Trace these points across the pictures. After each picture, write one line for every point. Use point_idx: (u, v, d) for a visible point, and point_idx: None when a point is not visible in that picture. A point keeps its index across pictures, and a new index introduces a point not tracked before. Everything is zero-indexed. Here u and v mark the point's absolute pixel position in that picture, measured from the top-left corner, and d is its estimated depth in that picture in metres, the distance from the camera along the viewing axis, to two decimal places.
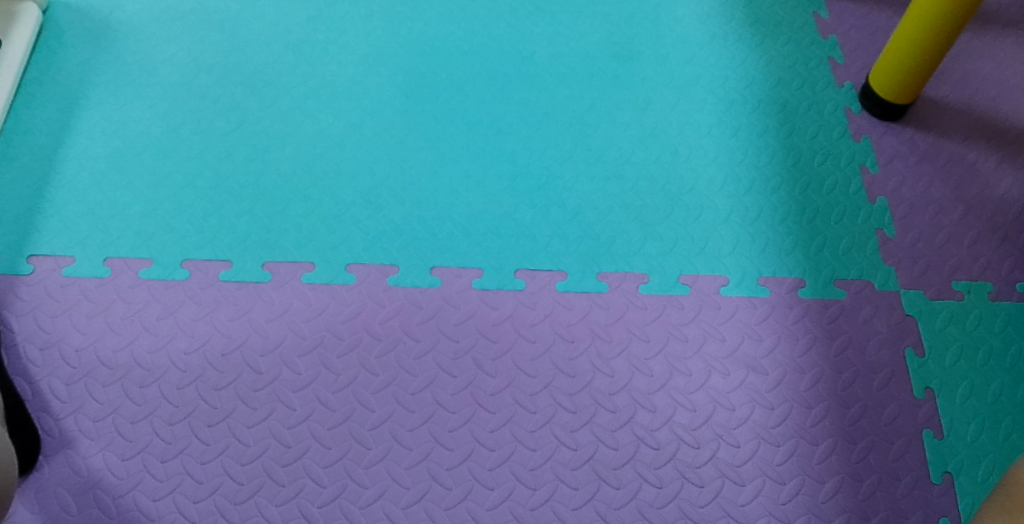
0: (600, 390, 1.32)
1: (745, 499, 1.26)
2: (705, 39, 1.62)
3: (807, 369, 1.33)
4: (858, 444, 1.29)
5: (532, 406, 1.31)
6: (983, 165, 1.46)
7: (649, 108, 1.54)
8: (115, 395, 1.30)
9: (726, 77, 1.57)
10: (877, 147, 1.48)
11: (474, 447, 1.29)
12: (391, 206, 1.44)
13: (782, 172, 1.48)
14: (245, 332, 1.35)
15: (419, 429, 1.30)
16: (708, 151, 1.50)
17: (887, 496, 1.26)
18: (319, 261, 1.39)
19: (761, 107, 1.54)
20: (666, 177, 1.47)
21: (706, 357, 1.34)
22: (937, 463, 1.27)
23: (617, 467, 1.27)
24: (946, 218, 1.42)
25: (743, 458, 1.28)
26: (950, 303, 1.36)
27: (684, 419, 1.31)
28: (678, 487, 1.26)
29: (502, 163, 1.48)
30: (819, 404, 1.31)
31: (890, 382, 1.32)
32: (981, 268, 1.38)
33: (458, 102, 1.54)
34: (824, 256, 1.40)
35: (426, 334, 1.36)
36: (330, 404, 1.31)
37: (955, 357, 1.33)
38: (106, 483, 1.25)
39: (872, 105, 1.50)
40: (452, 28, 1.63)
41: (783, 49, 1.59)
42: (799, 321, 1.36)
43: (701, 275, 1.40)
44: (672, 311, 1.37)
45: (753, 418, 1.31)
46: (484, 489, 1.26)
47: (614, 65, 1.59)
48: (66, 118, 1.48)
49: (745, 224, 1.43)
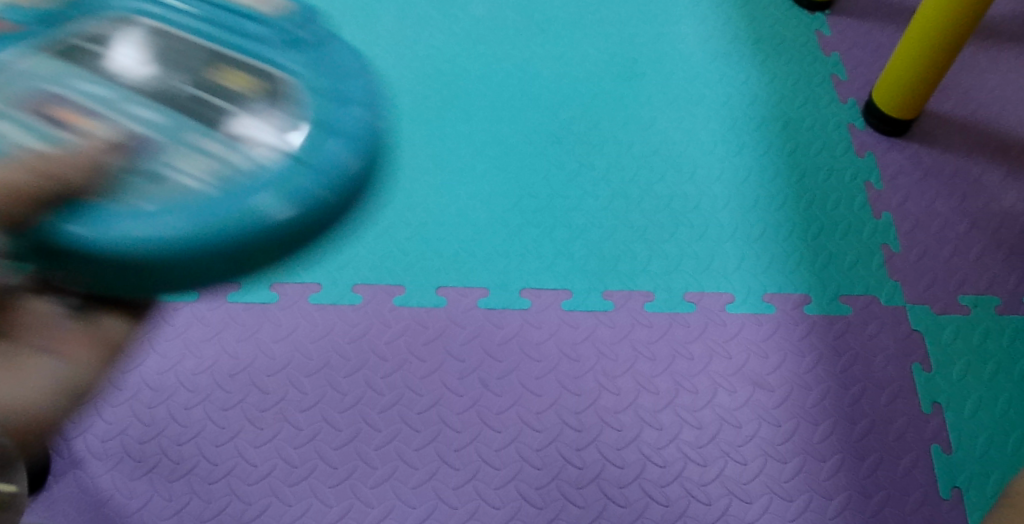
0: (607, 408, 1.18)
1: (754, 516, 1.12)
2: (710, 57, 1.49)
3: (813, 386, 1.20)
4: (865, 459, 1.16)
5: (497, 425, 1.16)
6: (990, 179, 1.38)
7: (654, 127, 1.40)
8: (123, 416, 1.15)
9: (731, 93, 1.45)
10: (881, 163, 1.39)
11: (439, 467, 1.13)
12: (398, 226, 1.28)
13: (790, 185, 1.35)
14: (252, 354, 1.19)
15: (425, 449, 1.14)
16: (713, 169, 1.36)
17: (896, 513, 1.13)
18: (325, 281, 1.24)
19: (768, 122, 1.42)
20: (673, 196, 1.33)
21: (712, 374, 1.20)
22: (946, 478, 1.15)
23: (624, 485, 1.13)
24: (952, 232, 1.33)
25: (751, 475, 1.14)
26: (956, 318, 1.25)
27: (690, 436, 1.16)
28: (685, 505, 1.12)
29: (513, 188, 1.32)
30: (827, 420, 1.18)
31: (897, 398, 1.19)
32: (988, 283, 1.28)
33: (455, 124, 1.38)
34: (829, 273, 1.28)
35: (394, 353, 1.20)
36: (298, 423, 1.15)
37: (964, 372, 1.21)
38: (114, 504, 1.10)
39: (876, 122, 1.41)
40: (459, 46, 1.47)
41: (784, 67, 1.48)
42: (806, 338, 1.23)
43: (707, 292, 1.26)
44: (678, 329, 1.23)
45: (759, 435, 1.17)
46: (490, 508, 1.11)
47: (619, 85, 1.44)
48: None
49: (750, 242, 1.30)
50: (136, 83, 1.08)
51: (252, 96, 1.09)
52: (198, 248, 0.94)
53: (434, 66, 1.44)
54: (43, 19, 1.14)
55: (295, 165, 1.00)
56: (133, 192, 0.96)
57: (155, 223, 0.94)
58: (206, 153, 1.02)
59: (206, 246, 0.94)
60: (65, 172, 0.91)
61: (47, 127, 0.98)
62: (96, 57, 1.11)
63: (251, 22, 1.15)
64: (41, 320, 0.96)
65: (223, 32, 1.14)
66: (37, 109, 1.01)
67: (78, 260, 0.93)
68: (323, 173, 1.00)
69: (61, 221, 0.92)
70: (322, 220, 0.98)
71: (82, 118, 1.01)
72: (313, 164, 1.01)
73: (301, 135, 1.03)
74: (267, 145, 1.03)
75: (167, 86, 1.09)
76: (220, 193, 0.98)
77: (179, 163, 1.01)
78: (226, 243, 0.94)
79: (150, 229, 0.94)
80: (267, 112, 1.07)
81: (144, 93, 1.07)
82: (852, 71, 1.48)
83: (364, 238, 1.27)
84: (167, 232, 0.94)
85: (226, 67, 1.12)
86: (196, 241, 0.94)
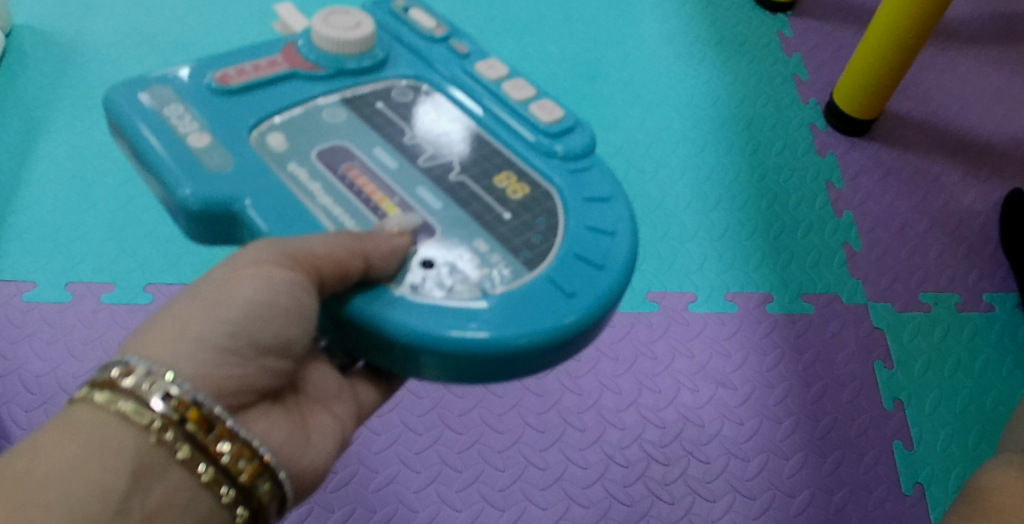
0: (569, 408, 1.17)
1: (718, 515, 1.11)
2: (672, 58, 1.49)
3: (775, 384, 1.20)
4: (828, 457, 1.15)
5: (459, 426, 1.15)
6: (949, 178, 1.39)
7: (616, 127, 1.39)
8: None
9: (693, 93, 1.45)
10: (842, 162, 1.39)
11: (399, 470, 1.12)
12: None
13: (752, 185, 1.36)
14: None
15: (385, 452, 1.13)
16: (676, 168, 1.36)
17: (859, 510, 1.13)
18: None
19: (730, 122, 1.42)
20: (635, 196, 1.33)
21: (675, 373, 1.20)
22: (908, 475, 1.15)
23: (587, 485, 1.12)
24: (912, 230, 1.34)
25: (714, 474, 1.14)
26: (917, 315, 1.26)
27: (653, 436, 1.16)
28: (648, 505, 1.11)
29: None
30: (789, 417, 1.18)
31: (859, 396, 1.20)
32: (948, 281, 1.29)
33: None
34: (791, 271, 1.28)
35: None
36: None
37: (925, 369, 1.22)
38: None
39: (836, 121, 1.42)
40: None
41: (746, 68, 1.49)
42: (768, 336, 1.23)
43: (669, 291, 1.25)
44: (641, 328, 1.23)
45: (723, 433, 1.16)
46: (452, 511, 1.10)
47: (582, 84, 1.43)
48: (26, 141, 1.31)
49: (713, 241, 1.30)
50: (412, 147, 0.91)
51: (517, 201, 0.88)
52: (466, 351, 0.77)
53: None
54: (342, 66, 0.94)
55: (560, 277, 0.81)
56: (417, 281, 0.80)
57: (425, 310, 0.78)
58: (481, 237, 0.85)
59: (494, 353, 0.77)
60: (372, 252, 0.77)
61: (360, 207, 0.86)
62: (381, 115, 0.93)
63: (534, 127, 0.92)
64: (323, 385, 0.84)
65: (513, 125, 0.93)
66: (331, 166, 0.88)
67: (346, 329, 0.79)
68: (589, 300, 0.80)
69: (353, 297, 0.78)
70: (580, 339, 0.81)
71: (382, 196, 0.87)
72: (599, 266, 0.83)
73: (577, 233, 0.85)
74: (551, 218, 0.87)
75: (432, 157, 0.91)
76: (507, 297, 0.80)
77: (461, 242, 0.85)
78: (477, 351, 0.77)
79: (416, 322, 0.77)
80: (533, 204, 0.88)
81: (429, 158, 0.90)
82: (812, 72, 1.50)
83: None
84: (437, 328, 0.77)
85: (511, 161, 0.91)
86: (449, 346, 0.77)
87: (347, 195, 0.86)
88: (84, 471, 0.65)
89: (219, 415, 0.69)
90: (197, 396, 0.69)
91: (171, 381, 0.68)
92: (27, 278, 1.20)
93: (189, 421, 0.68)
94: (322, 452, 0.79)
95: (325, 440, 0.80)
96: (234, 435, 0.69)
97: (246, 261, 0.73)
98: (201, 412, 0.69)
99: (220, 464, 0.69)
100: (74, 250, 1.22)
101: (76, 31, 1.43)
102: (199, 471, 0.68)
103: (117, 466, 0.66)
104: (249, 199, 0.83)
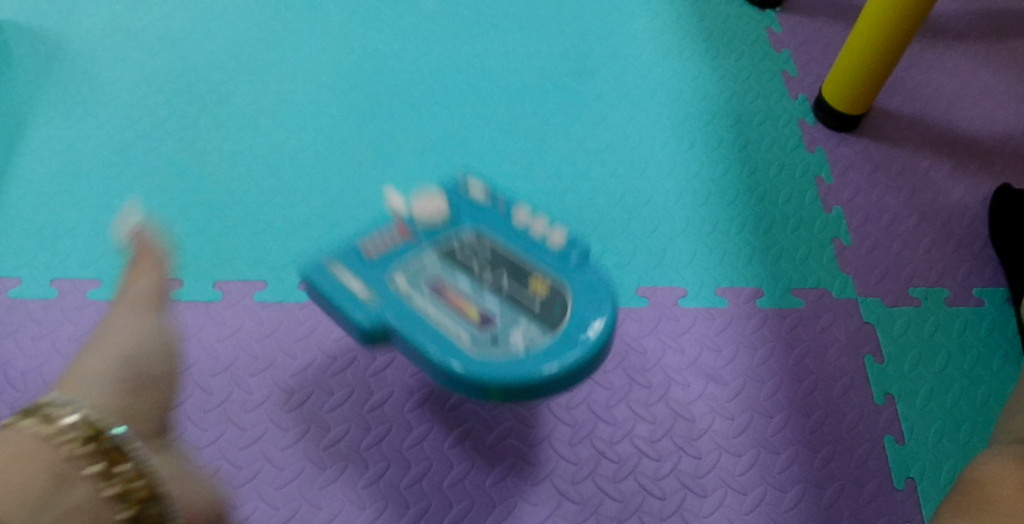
0: (560, 404, 1.16)
1: (709, 510, 1.11)
2: (660, 54, 1.48)
3: (766, 378, 1.20)
4: (819, 451, 1.15)
5: (449, 422, 1.14)
6: (938, 174, 1.39)
7: (605, 123, 1.39)
8: None
9: (682, 89, 1.45)
10: (831, 157, 1.39)
11: (388, 466, 1.11)
12: (346, 224, 1.26)
13: (741, 180, 1.36)
14: (195, 353, 1.16)
15: (375, 448, 1.12)
16: (665, 164, 1.36)
17: (850, 504, 1.12)
18: (271, 279, 1.21)
19: (719, 118, 1.42)
20: (624, 191, 1.33)
21: (666, 368, 1.19)
22: (899, 469, 1.15)
23: (578, 481, 1.12)
24: (902, 225, 1.34)
25: (705, 469, 1.13)
26: (907, 310, 1.26)
27: (644, 431, 1.15)
28: (639, 500, 1.11)
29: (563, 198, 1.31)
30: (780, 412, 1.18)
31: (849, 390, 1.20)
32: (937, 276, 1.30)
33: (406, 118, 1.36)
34: (781, 266, 1.28)
35: (343, 351, 1.18)
36: (243, 424, 1.12)
37: (915, 363, 1.22)
38: None
39: (825, 117, 1.42)
40: (408, 45, 1.44)
41: (735, 64, 1.49)
42: (758, 331, 1.23)
43: (659, 286, 1.25)
44: (630, 324, 1.22)
45: (713, 428, 1.16)
46: (441, 507, 1.09)
47: (570, 81, 1.43)
48: (11, 137, 1.30)
49: (703, 236, 1.30)
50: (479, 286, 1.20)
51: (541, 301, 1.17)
52: (534, 382, 1.08)
53: (383, 62, 1.42)
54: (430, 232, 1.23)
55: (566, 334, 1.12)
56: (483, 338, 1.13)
57: (498, 363, 1.09)
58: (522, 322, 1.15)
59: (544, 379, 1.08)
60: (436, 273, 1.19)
61: (448, 323, 1.13)
62: (451, 265, 1.20)
63: (551, 253, 1.22)
64: (169, 459, 1.01)
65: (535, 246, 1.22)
66: (434, 297, 1.16)
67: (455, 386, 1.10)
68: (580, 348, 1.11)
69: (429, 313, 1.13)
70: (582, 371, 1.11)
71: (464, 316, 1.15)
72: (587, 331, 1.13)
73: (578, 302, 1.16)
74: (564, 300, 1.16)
75: (491, 285, 1.20)
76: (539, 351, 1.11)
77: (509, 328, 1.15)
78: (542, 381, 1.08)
79: (493, 372, 1.07)
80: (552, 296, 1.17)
81: (482, 301, 1.18)
82: (801, 68, 1.50)
83: (312, 235, 1.25)
84: (503, 369, 1.08)
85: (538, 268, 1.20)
86: (510, 383, 1.08)
87: (440, 326, 1.12)
88: (23, 465, 0.87)
89: (122, 435, 0.96)
90: (112, 429, 0.96)
91: (76, 414, 0.95)
92: (13, 275, 1.19)
93: (99, 440, 0.93)
94: (198, 497, 0.99)
95: (190, 493, 0.98)
96: (125, 460, 0.93)
97: (125, 319, 1.09)
98: (111, 437, 0.94)
99: (122, 468, 0.93)
100: (60, 247, 1.21)
101: (62, 27, 1.42)
102: (93, 468, 0.91)
103: (48, 464, 0.89)
104: (389, 310, 1.14)
